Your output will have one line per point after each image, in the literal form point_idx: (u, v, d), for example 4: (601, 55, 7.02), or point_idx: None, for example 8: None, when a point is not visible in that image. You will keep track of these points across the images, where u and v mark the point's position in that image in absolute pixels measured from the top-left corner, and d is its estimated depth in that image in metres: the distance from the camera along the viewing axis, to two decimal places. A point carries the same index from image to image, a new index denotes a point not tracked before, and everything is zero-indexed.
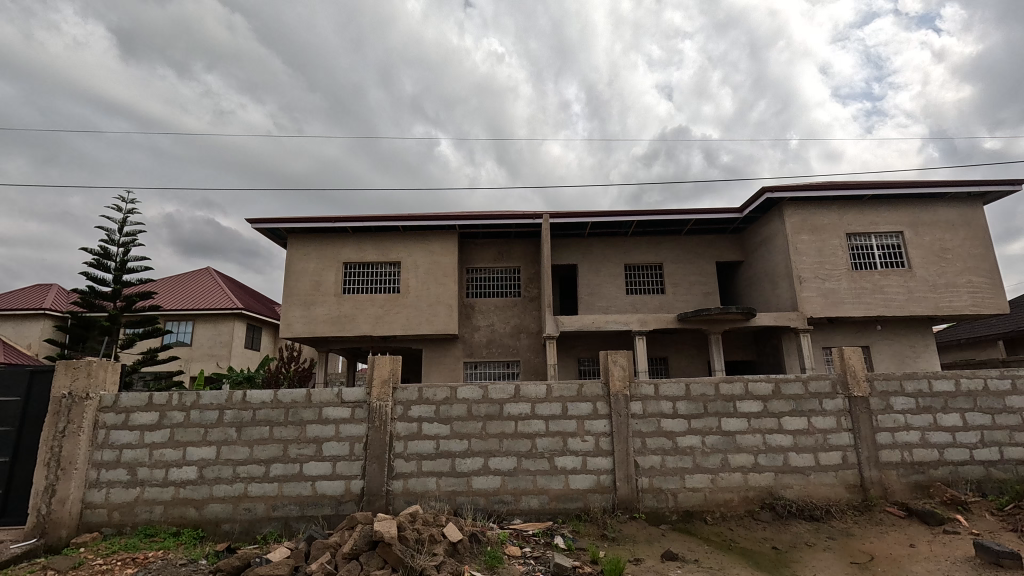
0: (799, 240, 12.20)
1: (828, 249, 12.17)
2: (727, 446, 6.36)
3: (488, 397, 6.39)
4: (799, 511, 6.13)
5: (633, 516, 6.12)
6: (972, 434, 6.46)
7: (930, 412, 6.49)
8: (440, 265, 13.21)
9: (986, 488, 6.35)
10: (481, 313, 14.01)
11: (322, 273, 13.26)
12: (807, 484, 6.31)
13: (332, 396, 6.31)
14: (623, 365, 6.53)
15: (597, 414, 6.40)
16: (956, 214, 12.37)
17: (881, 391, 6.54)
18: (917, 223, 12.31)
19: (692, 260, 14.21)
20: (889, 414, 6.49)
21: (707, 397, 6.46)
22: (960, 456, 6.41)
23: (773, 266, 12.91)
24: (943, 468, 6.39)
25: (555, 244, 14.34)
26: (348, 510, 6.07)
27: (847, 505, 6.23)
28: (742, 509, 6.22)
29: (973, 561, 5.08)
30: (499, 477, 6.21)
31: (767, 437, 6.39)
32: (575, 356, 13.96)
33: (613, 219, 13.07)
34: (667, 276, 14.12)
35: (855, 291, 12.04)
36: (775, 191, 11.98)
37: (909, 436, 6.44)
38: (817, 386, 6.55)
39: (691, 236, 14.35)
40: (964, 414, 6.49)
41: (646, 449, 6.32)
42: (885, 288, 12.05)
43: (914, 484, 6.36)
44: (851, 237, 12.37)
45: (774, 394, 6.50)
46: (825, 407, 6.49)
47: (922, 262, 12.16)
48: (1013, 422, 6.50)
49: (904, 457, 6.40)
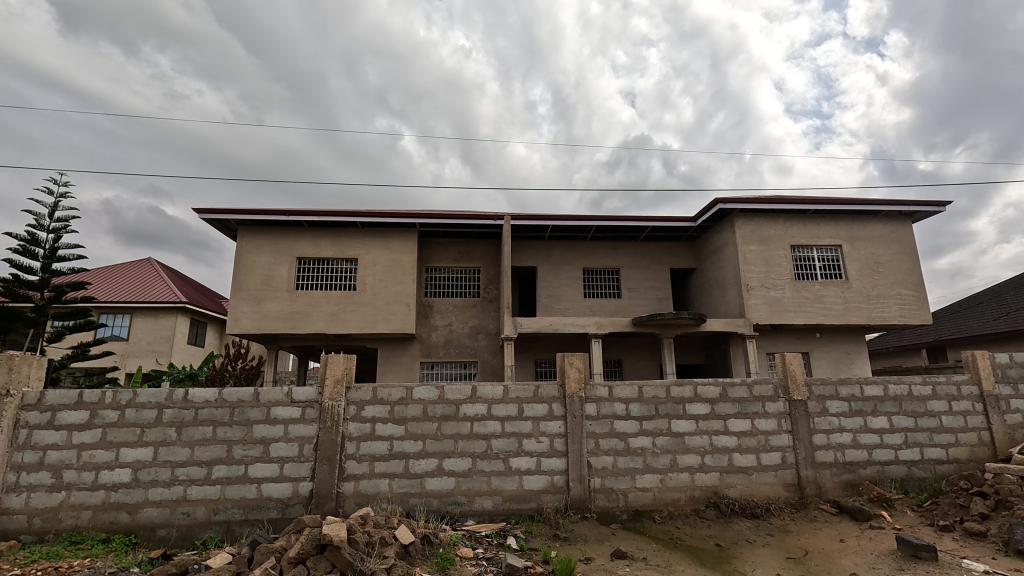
0: (749, 249, 12.76)
1: (774, 259, 12.78)
2: (677, 447, 6.57)
3: (443, 397, 6.35)
4: (741, 510, 6.41)
5: (585, 516, 6.23)
6: (898, 436, 6.94)
7: (861, 415, 6.93)
8: (399, 263, 13.00)
9: (909, 486, 6.85)
10: (439, 313, 13.89)
11: (274, 268, 12.78)
12: (749, 483, 6.60)
13: (281, 395, 6.09)
14: (579, 367, 6.63)
15: (552, 415, 6.47)
16: (888, 231, 13.27)
17: (819, 394, 6.93)
18: (854, 238, 13.12)
19: (648, 266, 14.61)
20: (825, 417, 6.89)
21: (659, 399, 6.66)
22: (887, 456, 6.88)
23: (723, 273, 13.45)
24: (871, 467, 6.84)
25: (518, 247, 14.39)
26: (295, 513, 5.88)
27: (786, 503, 6.56)
28: (689, 507, 6.43)
29: (895, 554, 5.45)
30: (454, 478, 6.18)
31: (714, 439, 6.65)
32: (532, 357, 14.06)
33: (574, 223, 13.27)
34: (625, 281, 14.46)
35: (798, 300, 12.68)
36: (727, 202, 12.51)
37: (842, 437, 6.85)
38: (760, 390, 6.87)
39: (648, 242, 14.75)
40: (891, 417, 6.97)
41: (599, 450, 6.45)
42: (824, 297, 12.77)
43: (845, 483, 6.77)
44: (795, 249, 13.04)
45: (721, 396, 6.78)
46: (767, 410, 6.81)
47: (857, 274, 12.97)
48: (933, 424, 7.03)
49: (837, 458, 6.80)
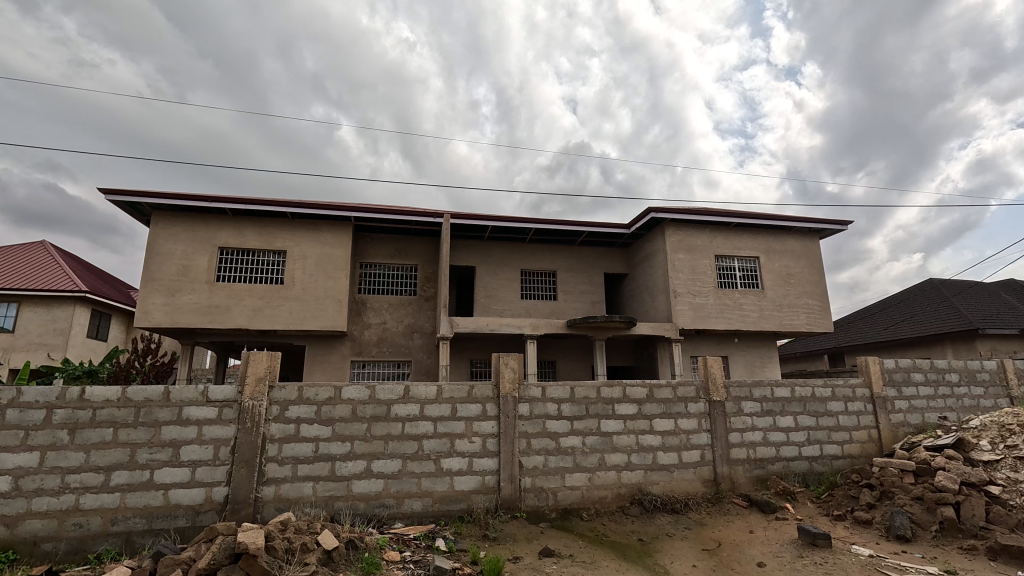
0: (677, 258, 13.42)
1: (699, 268, 13.52)
2: (605, 446, 6.77)
3: (374, 397, 6.17)
4: (662, 505, 6.71)
5: (515, 515, 6.28)
6: (802, 434, 7.56)
7: (771, 415, 7.48)
8: (332, 257, 12.50)
9: (810, 480, 7.47)
10: (373, 310, 13.50)
11: (192, 258, 11.88)
12: (671, 480, 6.93)
13: (195, 394, 5.67)
14: (513, 367, 6.67)
15: (486, 415, 6.47)
16: (799, 245, 14.43)
17: (735, 395, 7.41)
18: (770, 251, 14.15)
19: (583, 270, 14.99)
20: (740, 416, 7.37)
21: (589, 399, 6.84)
22: (792, 453, 7.47)
23: (653, 279, 14.06)
24: (779, 463, 7.39)
25: (456, 245, 14.28)
26: (207, 521, 5.49)
27: (703, 498, 6.95)
28: (614, 504, 6.66)
29: (796, 542, 5.92)
30: (382, 480, 6.02)
31: (639, 438, 6.92)
32: (467, 357, 13.99)
33: (513, 225, 13.36)
34: (561, 283, 14.75)
35: (720, 307, 13.49)
36: (659, 211, 13.10)
37: (754, 435, 7.36)
38: (684, 391, 7.23)
39: (584, 247, 15.13)
40: (797, 416, 7.58)
41: (530, 449, 6.52)
42: (742, 305, 13.67)
43: (756, 478, 7.28)
44: (718, 258, 13.87)
45: (648, 397, 7.08)
46: (689, 410, 7.19)
47: (771, 284, 14.00)
48: (832, 423, 7.72)
49: (749, 455, 7.30)
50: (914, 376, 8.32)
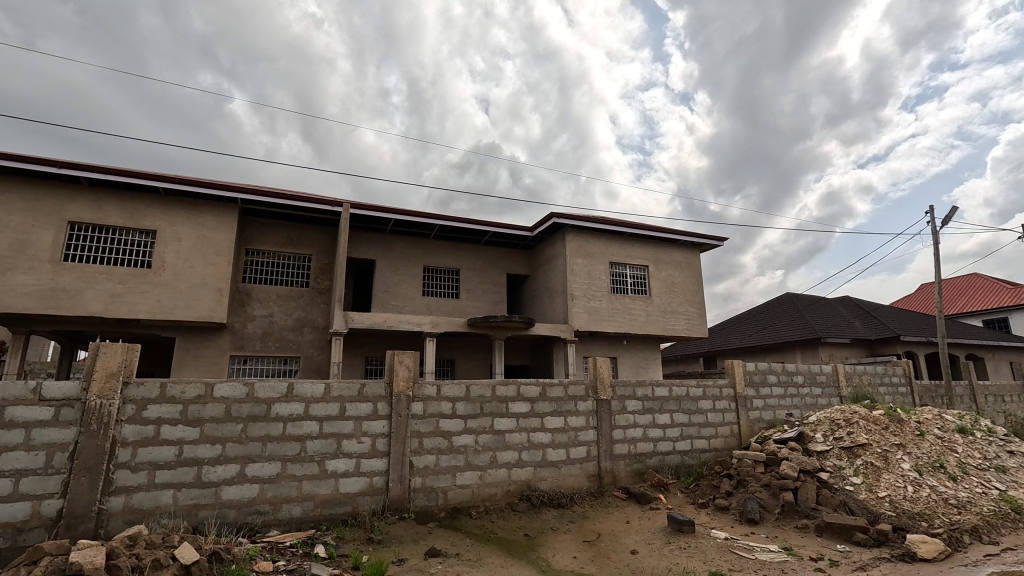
0: (575, 262, 14.02)
1: (595, 273, 14.23)
2: (497, 444, 6.86)
3: (253, 396, 5.70)
4: (549, 500, 6.95)
5: (403, 516, 6.13)
6: (676, 429, 8.25)
7: (651, 413, 8.08)
8: (212, 241, 11.35)
9: (681, 472, 8.17)
10: (259, 301, 12.48)
11: (33, 231, 10.15)
12: (558, 476, 7.21)
13: (24, 391, 4.84)
14: (408, 365, 6.52)
15: (376, 414, 6.25)
16: (683, 257, 15.77)
17: (620, 394, 7.90)
18: (658, 260, 15.30)
19: (486, 269, 15.10)
20: (624, 414, 7.87)
21: (484, 398, 6.89)
22: (667, 447, 8.12)
23: (552, 282, 14.55)
24: (655, 457, 8.00)
25: (356, 237, 13.67)
26: (32, 539, 4.70)
27: (587, 492, 7.31)
28: (503, 501, 6.77)
29: (666, 530, 6.43)
30: (257, 485, 5.57)
31: (531, 435, 7.11)
32: (362, 354, 13.45)
33: (417, 219, 13.09)
34: (463, 282, 14.73)
35: (612, 311, 14.30)
36: (561, 217, 13.60)
37: (636, 431, 7.90)
38: (574, 390, 7.56)
39: (488, 247, 15.26)
40: (673, 414, 8.26)
41: (422, 449, 6.42)
42: (632, 309, 14.62)
43: (634, 471, 7.81)
44: (613, 265, 14.71)
45: (541, 396, 7.29)
46: (579, 408, 7.53)
47: (658, 291, 15.14)
48: (702, 420, 8.52)
49: (630, 450, 7.82)
50: (769, 377, 9.46)
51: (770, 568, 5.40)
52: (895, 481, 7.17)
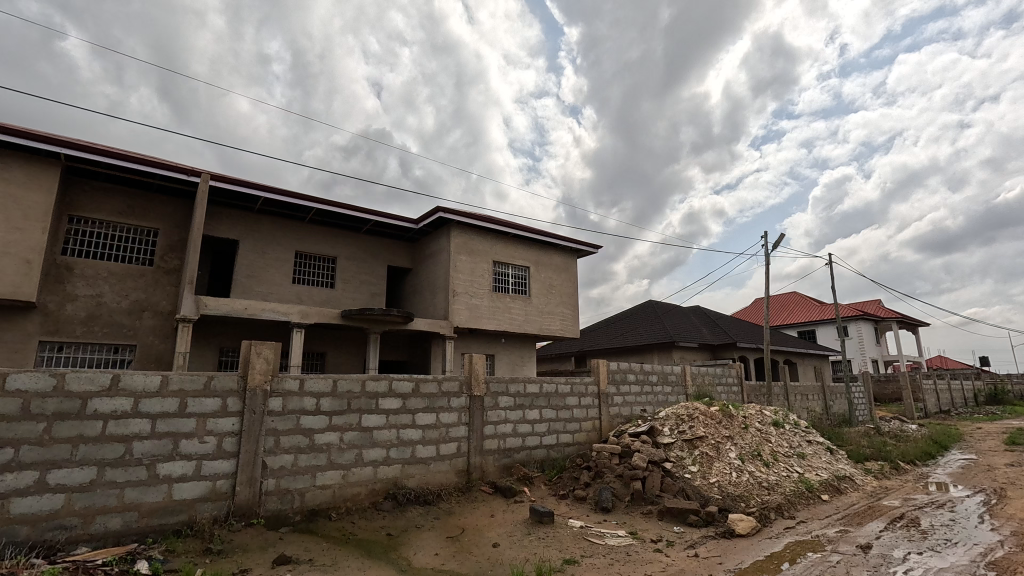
0: (459, 259, 14.00)
1: (477, 271, 14.34)
2: (364, 441, 6.58)
3: (64, 389, 4.80)
4: (415, 498, 6.81)
5: (250, 523, 5.59)
6: (544, 425, 8.62)
7: (521, 409, 8.33)
8: (22, 202, 9.38)
9: (545, 465, 8.54)
10: (84, 279, 10.60)
11: None
12: (426, 473, 7.11)
13: None
14: (267, 357, 5.97)
15: (226, 411, 5.63)
16: (562, 261, 16.55)
17: (493, 391, 8.04)
18: (538, 263, 15.88)
19: (366, 260, 14.45)
20: (496, 410, 8.02)
21: (352, 393, 6.56)
22: (535, 441, 8.45)
23: (435, 277, 14.38)
24: (523, 451, 8.27)
25: (216, 213, 12.24)
26: None
27: (454, 488, 7.31)
28: (367, 501, 6.50)
29: (528, 521, 6.66)
30: (63, 495, 4.70)
31: (400, 432, 6.93)
32: (216, 344, 12.09)
33: (291, 200, 12.09)
34: (340, 271, 13.94)
35: (492, 309, 14.52)
36: (447, 212, 13.50)
37: (506, 427, 8.10)
38: (448, 386, 7.52)
39: (370, 236, 14.63)
40: (542, 410, 8.62)
41: (278, 448, 5.92)
42: (511, 308, 14.98)
43: (502, 466, 7.99)
44: (496, 264, 14.95)
45: (413, 391, 7.15)
46: (451, 404, 7.51)
47: (537, 292, 15.70)
48: (568, 415, 9.00)
49: (499, 445, 7.99)
50: (628, 376, 10.29)
51: (616, 551, 5.86)
52: (723, 468, 8.23)
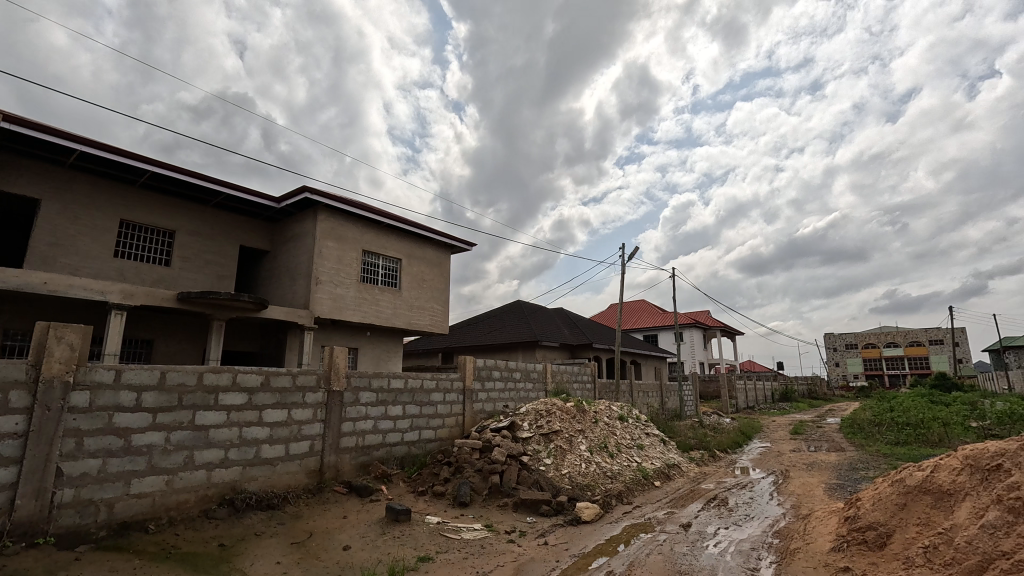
0: (325, 244, 13.08)
1: (345, 259, 13.53)
2: (197, 441, 5.81)
3: None
4: (257, 503, 6.16)
5: (34, 543, 4.58)
6: (406, 421, 8.43)
7: (383, 405, 8.06)
8: None
9: (405, 462, 8.34)
10: None
11: None
12: (272, 474, 6.51)
13: None
14: (72, 343, 4.95)
15: (7, 408, 4.57)
16: (435, 256, 16.36)
17: (354, 386, 7.65)
18: (411, 256, 15.50)
19: (213, 237, 12.81)
20: (355, 406, 7.64)
21: (185, 387, 5.75)
22: (395, 438, 8.21)
23: (296, 262, 13.27)
24: (382, 449, 7.98)
25: (7, 163, 9.85)
26: None
27: (303, 490, 6.78)
28: (196, 509, 5.73)
29: (383, 521, 6.42)
30: None
31: (243, 430, 6.25)
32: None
33: (117, 159, 10.23)
34: (179, 248, 12.16)
35: (358, 300, 13.81)
36: (314, 192, 12.53)
37: (365, 424, 7.75)
38: (304, 380, 6.98)
39: (220, 211, 13.01)
40: (405, 406, 8.42)
41: (80, 452, 4.95)
42: (379, 301, 14.40)
43: (359, 464, 7.62)
44: (365, 254, 14.25)
45: (262, 386, 6.50)
46: (306, 400, 6.98)
47: (407, 286, 15.32)
48: (431, 411, 8.91)
49: (357, 442, 7.61)
50: (493, 373, 10.53)
51: (471, 545, 5.94)
52: (575, 460, 8.82)
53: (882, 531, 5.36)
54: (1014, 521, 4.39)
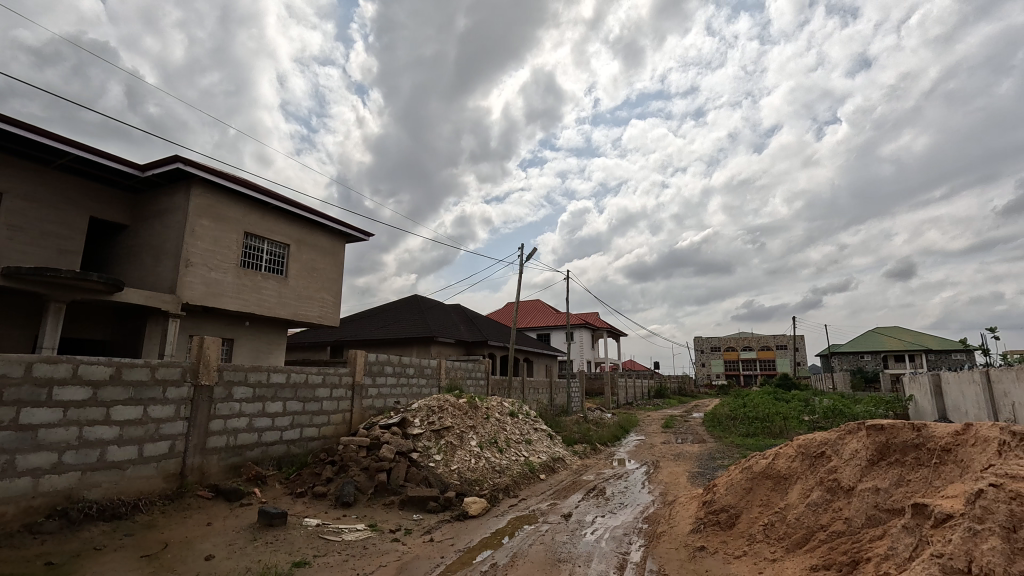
0: (199, 223, 11.76)
1: (223, 241, 12.29)
2: (20, 443, 4.98)
3: None
4: (98, 513, 5.37)
5: None
6: (286, 418, 7.87)
7: (261, 401, 7.46)
8: None
9: (284, 462, 7.79)
10: None
11: None
12: (119, 480, 5.73)
13: None
14: None
15: None
16: (328, 244, 15.46)
17: (227, 380, 6.98)
18: (301, 242, 14.49)
19: (55, 205, 10.93)
20: (227, 402, 6.99)
21: (8, 380, 4.94)
22: (273, 437, 7.64)
23: (162, 241, 11.78)
24: (257, 448, 7.37)
25: None
26: None
27: (159, 496, 6.04)
28: (16, 524, 4.86)
29: (254, 526, 5.92)
30: None
31: (83, 430, 5.43)
32: None
33: None
34: (7, 214, 10.21)
35: (237, 287, 12.61)
36: (187, 164, 11.22)
37: (238, 422, 7.12)
38: (165, 373, 6.23)
39: (66, 176, 11.15)
40: (286, 402, 7.88)
41: None
42: (262, 288, 13.27)
43: (229, 466, 6.96)
44: (248, 236, 13.06)
45: (111, 379, 5.70)
46: (167, 395, 6.23)
47: (295, 274, 14.31)
48: (316, 408, 8.42)
49: (228, 442, 6.96)
50: (385, 368, 10.23)
51: (352, 547, 5.71)
52: (465, 455, 8.87)
53: (731, 513, 6.07)
54: (831, 498, 5.22)
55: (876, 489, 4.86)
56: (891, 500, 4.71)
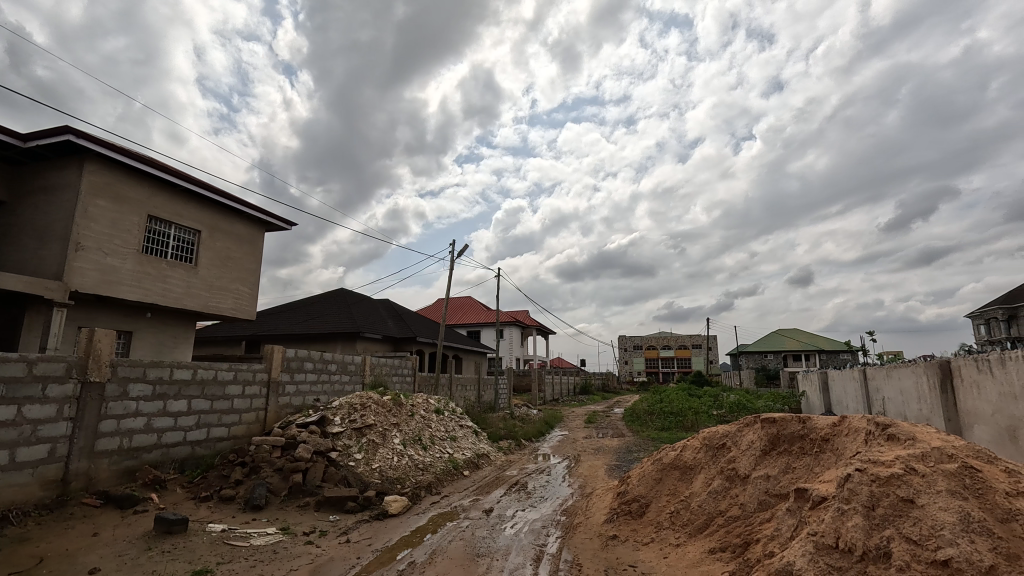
0: (94, 203, 10.63)
1: (122, 223, 11.19)
2: None
3: None
4: None
5: None
6: (190, 418, 7.33)
7: (161, 399, 6.91)
8: None
9: (187, 465, 7.25)
10: None
11: None
12: None
13: None
14: None
15: None
16: (245, 232, 14.49)
17: (122, 377, 6.39)
18: (214, 228, 13.49)
19: None
20: (122, 401, 6.40)
21: None
22: (175, 438, 7.09)
23: (48, 221, 10.55)
24: (155, 451, 6.81)
25: None
26: None
27: (35, 506, 5.41)
28: None
29: (149, 535, 5.45)
30: None
31: None
32: None
33: None
34: None
35: (138, 275, 11.53)
36: (80, 136, 10.09)
37: (134, 422, 6.54)
38: (46, 368, 5.61)
39: None
40: (190, 400, 7.34)
41: None
42: (167, 277, 12.22)
43: (121, 471, 6.37)
44: (152, 220, 11.98)
45: None
46: (47, 393, 5.60)
47: (206, 263, 13.30)
48: (225, 406, 7.89)
49: (121, 444, 6.37)
50: (305, 364, 9.80)
51: (261, 551, 5.43)
52: (387, 453, 8.71)
53: (642, 502, 6.43)
54: (729, 486, 5.68)
55: (768, 476, 5.34)
56: (779, 486, 5.18)
